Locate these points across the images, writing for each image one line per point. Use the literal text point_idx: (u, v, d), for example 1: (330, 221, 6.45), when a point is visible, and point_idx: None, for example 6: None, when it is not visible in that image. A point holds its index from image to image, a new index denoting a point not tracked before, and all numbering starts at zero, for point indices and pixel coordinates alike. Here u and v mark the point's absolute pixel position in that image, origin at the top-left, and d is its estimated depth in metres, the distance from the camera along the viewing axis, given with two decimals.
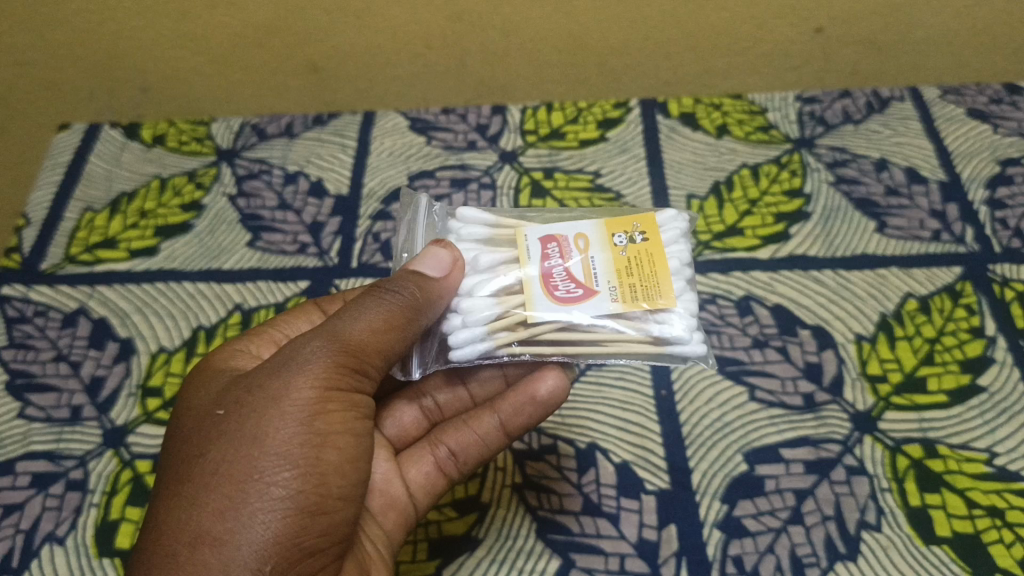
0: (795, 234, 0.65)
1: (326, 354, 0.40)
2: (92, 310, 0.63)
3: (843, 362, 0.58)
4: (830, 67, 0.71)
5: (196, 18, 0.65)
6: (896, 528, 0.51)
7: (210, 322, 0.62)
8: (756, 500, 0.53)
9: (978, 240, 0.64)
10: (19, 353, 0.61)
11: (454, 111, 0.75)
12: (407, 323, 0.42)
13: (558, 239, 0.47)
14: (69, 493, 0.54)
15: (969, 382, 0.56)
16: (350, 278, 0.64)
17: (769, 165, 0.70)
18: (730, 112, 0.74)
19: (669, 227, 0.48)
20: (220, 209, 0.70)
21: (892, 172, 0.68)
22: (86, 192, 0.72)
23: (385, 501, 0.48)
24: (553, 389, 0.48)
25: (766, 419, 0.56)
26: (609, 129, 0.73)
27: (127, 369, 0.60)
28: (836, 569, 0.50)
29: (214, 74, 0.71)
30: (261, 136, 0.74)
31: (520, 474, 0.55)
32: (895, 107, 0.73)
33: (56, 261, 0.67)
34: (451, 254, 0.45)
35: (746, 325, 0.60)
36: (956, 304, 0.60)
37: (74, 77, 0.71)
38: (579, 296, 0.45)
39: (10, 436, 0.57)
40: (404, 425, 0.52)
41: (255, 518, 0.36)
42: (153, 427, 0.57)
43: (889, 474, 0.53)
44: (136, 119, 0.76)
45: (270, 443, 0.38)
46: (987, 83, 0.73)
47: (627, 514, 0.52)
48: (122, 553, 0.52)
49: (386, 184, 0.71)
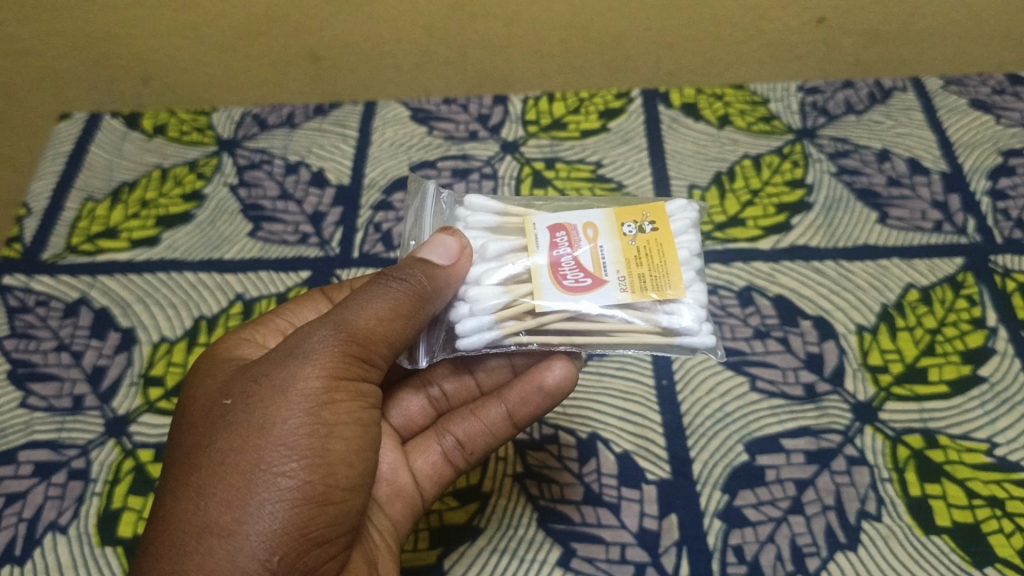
0: (796, 224, 0.65)
1: (333, 342, 0.40)
2: (93, 300, 0.63)
3: (843, 353, 0.58)
4: (832, 57, 0.71)
5: (196, 7, 0.65)
6: (896, 518, 0.51)
7: (211, 311, 0.62)
8: (756, 490, 0.53)
9: (980, 231, 0.63)
10: (21, 342, 0.61)
11: (455, 101, 0.75)
12: (414, 311, 0.42)
13: (567, 228, 0.47)
14: (71, 482, 0.55)
15: (969, 372, 0.56)
16: (351, 268, 0.64)
17: (770, 156, 0.70)
18: (732, 103, 0.73)
19: (678, 218, 0.48)
20: (220, 199, 0.70)
21: (894, 162, 0.68)
22: (86, 181, 0.72)
23: (392, 491, 0.48)
24: (560, 378, 0.48)
25: (766, 409, 0.56)
26: (610, 120, 0.73)
27: (129, 359, 0.60)
28: (836, 559, 0.50)
29: (215, 65, 0.71)
30: (262, 126, 0.74)
31: (521, 463, 0.55)
32: (897, 98, 0.72)
33: (56, 251, 0.67)
34: (459, 241, 0.45)
35: (746, 315, 0.60)
36: (957, 295, 0.60)
37: (75, 67, 0.70)
38: (588, 285, 0.45)
39: (11, 425, 0.57)
40: (410, 415, 0.52)
41: (263, 508, 0.37)
42: (154, 417, 0.57)
43: (889, 464, 0.53)
44: (137, 110, 0.76)
45: (277, 433, 0.38)
46: (990, 73, 0.73)
47: (627, 504, 0.53)
48: (124, 542, 0.52)
49: (387, 174, 0.70)
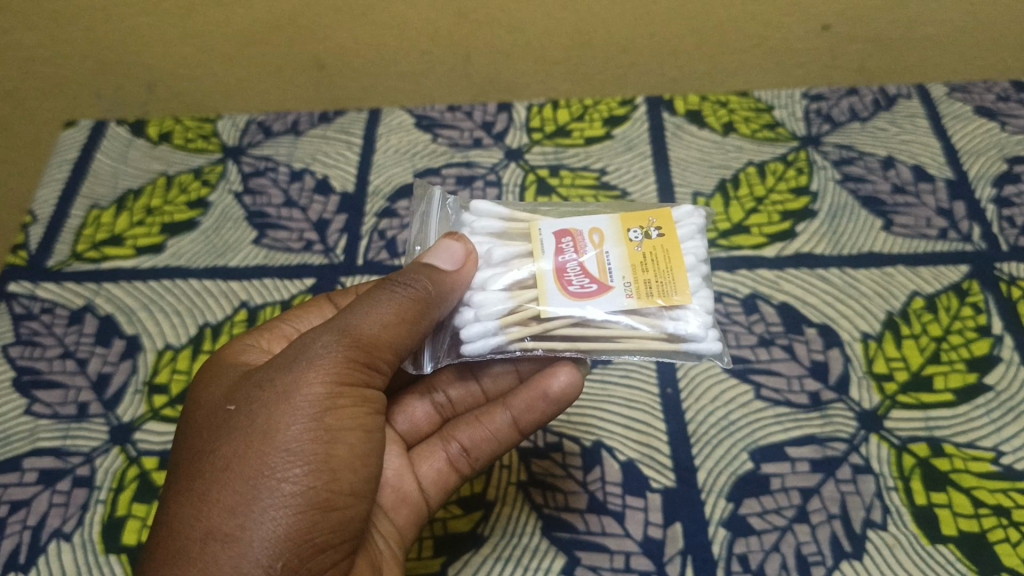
0: (801, 232, 0.65)
1: (337, 348, 0.40)
2: (98, 307, 0.64)
3: (849, 361, 0.58)
4: (836, 64, 0.71)
5: (202, 15, 0.65)
6: (901, 526, 0.51)
7: (216, 318, 0.62)
8: (761, 499, 0.52)
9: (985, 238, 0.63)
10: (26, 349, 0.61)
11: (460, 108, 0.75)
12: (418, 316, 0.42)
13: (573, 234, 0.47)
14: (75, 489, 0.55)
15: (975, 380, 0.56)
16: (356, 275, 0.64)
17: (775, 162, 0.70)
18: (737, 110, 0.73)
19: (685, 223, 0.48)
20: (225, 206, 0.70)
21: (900, 170, 0.68)
22: (91, 189, 0.72)
23: (398, 497, 0.48)
24: (566, 385, 0.47)
25: (771, 417, 0.56)
26: (615, 127, 0.73)
27: (133, 366, 0.60)
28: (842, 569, 0.50)
29: (220, 72, 0.71)
30: (267, 133, 0.74)
31: (526, 471, 0.55)
32: (902, 105, 0.72)
33: (62, 258, 0.67)
34: (464, 246, 0.45)
35: (752, 323, 0.60)
36: (962, 303, 0.60)
37: (80, 74, 0.71)
38: (593, 291, 0.45)
39: (16, 432, 0.57)
40: (415, 421, 0.52)
41: (266, 514, 0.37)
42: (159, 424, 0.57)
43: (895, 473, 0.53)
44: (143, 117, 0.76)
45: (281, 439, 0.38)
46: (995, 80, 0.73)
47: (632, 512, 0.53)
48: (128, 550, 0.52)
49: (392, 181, 0.71)
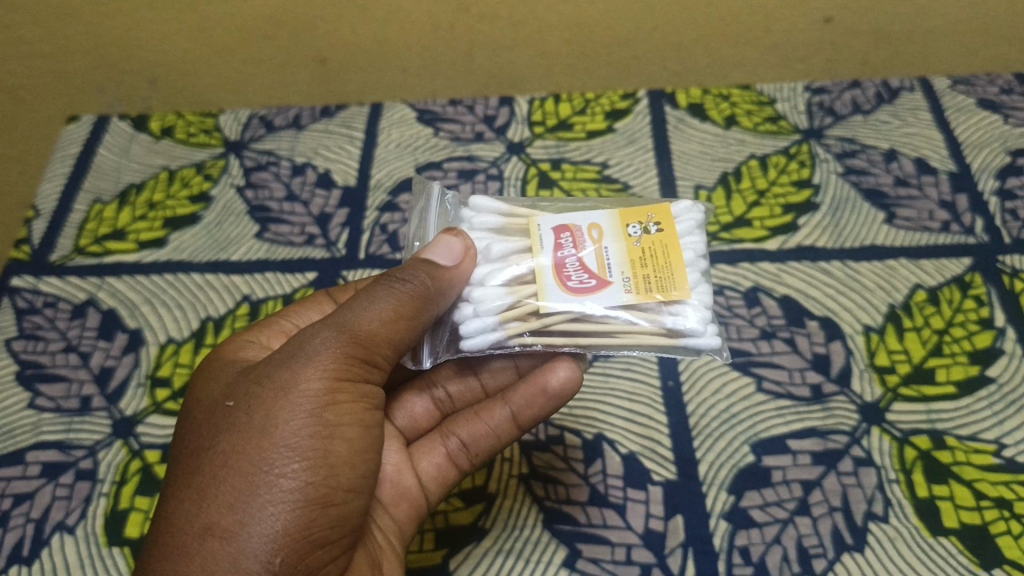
0: (803, 225, 0.65)
1: (336, 344, 0.40)
2: (101, 301, 0.64)
3: (851, 354, 0.58)
4: (838, 57, 0.71)
5: (204, 10, 0.65)
6: (902, 519, 0.51)
7: (218, 313, 0.62)
8: (763, 491, 0.53)
9: (988, 231, 0.63)
10: (29, 344, 0.62)
11: (461, 102, 0.75)
12: (417, 312, 0.42)
13: (571, 230, 0.47)
14: (78, 482, 0.55)
15: (977, 373, 0.56)
16: (357, 269, 0.64)
17: (777, 156, 0.70)
18: (739, 103, 0.73)
19: (684, 219, 0.48)
20: (227, 200, 0.70)
21: (902, 163, 0.68)
22: (94, 183, 0.72)
23: (397, 492, 0.48)
24: (565, 380, 0.47)
25: (772, 410, 0.56)
26: (617, 121, 0.73)
27: (136, 360, 0.60)
28: (842, 561, 0.50)
29: (222, 67, 0.71)
30: (269, 127, 0.75)
31: (526, 464, 0.55)
32: (904, 98, 0.72)
33: (65, 253, 0.67)
34: (463, 242, 0.45)
35: (753, 316, 0.60)
36: (964, 296, 0.60)
37: (82, 69, 0.71)
38: (592, 287, 0.45)
39: (21, 425, 0.58)
40: (414, 416, 0.52)
41: (265, 510, 0.37)
42: (160, 417, 0.57)
43: (896, 465, 0.53)
44: (146, 112, 0.76)
45: (279, 435, 0.38)
46: (998, 73, 0.72)
47: (633, 505, 0.53)
48: (131, 543, 0.52)
49: (393, 175, 0.71)
